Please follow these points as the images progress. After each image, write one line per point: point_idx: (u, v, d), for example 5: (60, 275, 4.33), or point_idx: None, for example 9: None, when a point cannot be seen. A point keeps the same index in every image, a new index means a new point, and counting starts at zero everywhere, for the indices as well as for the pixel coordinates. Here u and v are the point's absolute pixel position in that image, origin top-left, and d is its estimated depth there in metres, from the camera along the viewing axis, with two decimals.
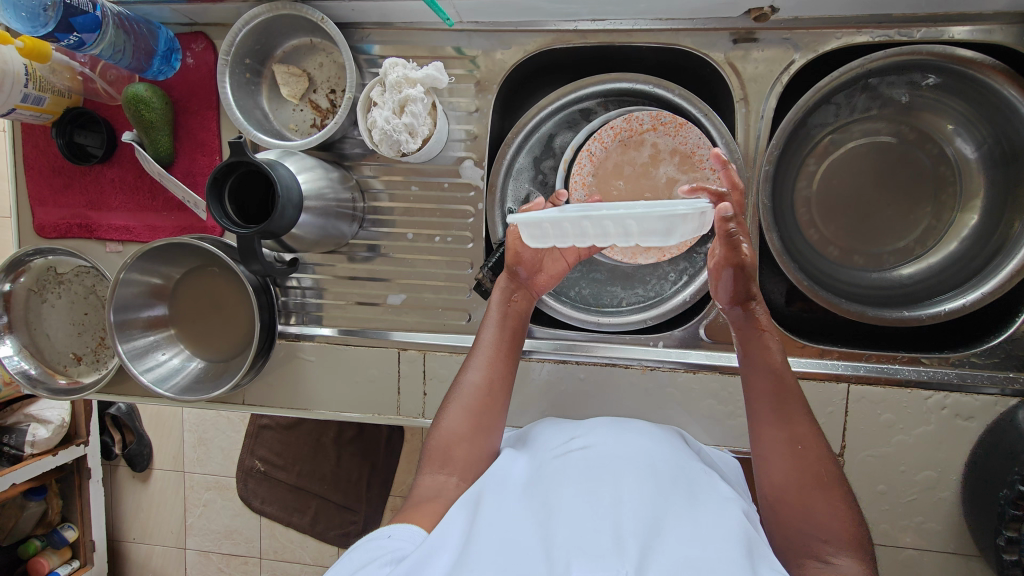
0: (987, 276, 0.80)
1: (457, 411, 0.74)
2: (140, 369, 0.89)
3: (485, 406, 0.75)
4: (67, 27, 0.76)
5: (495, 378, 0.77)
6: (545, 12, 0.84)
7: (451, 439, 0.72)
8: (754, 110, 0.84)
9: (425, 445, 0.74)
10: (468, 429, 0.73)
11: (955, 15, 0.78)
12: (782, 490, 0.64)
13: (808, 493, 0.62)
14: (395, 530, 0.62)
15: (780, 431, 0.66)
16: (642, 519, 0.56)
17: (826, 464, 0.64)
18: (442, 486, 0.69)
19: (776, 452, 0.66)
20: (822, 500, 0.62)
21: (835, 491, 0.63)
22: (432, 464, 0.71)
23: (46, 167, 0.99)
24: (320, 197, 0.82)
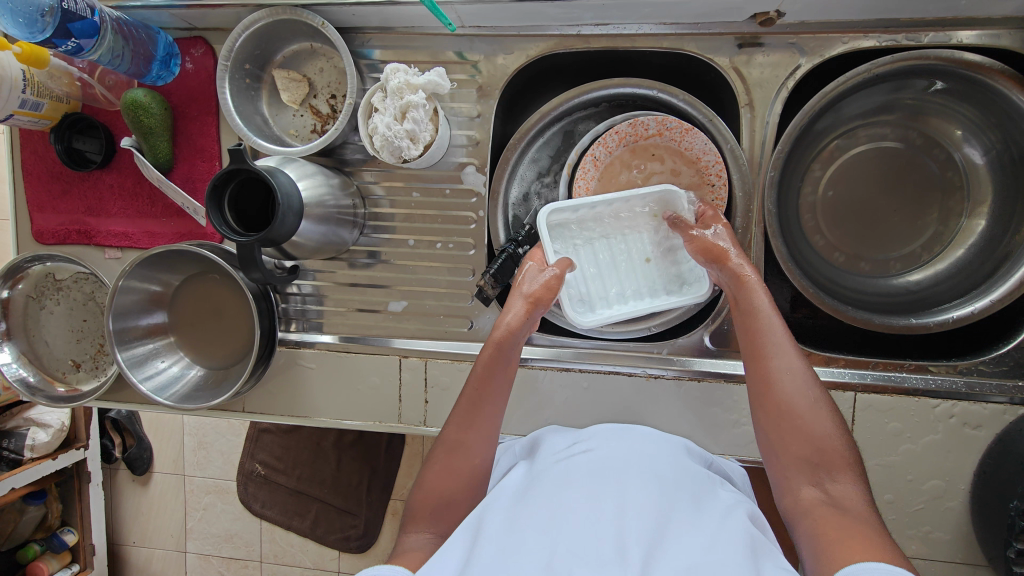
0: (995, 284, 0.79)
1: (437, 469, 0.70)
2: (140, 377, 0.88)
3: (465, 457, 0.71)
4: (65, 33, 0.75)
5: (477, 431, 0.72)
6: (549, 16, 0.83)
7: (441, 495, 0.68)
8: (760, 116, 0.83)
9: (407, 505, 0.70)
10: (450, 485, 0.69)
11: (964, 20, 0.77)
12: (774, 417, 0.65)
13: (800, 418, 0.63)
14: (381, 570, 0.58)
15: (769, 362, 0.67)
16: (646, 527, 0.55)
17: (814, 391, 0.65)
18: (426, 543, 0.65)
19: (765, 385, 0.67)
20: (816, 422, 0.63)
21: (826, 416, 0.64)
22: (416, 522, 0.68)
23: (45, 173, 0.98)
24: (321, 205, 0.81)
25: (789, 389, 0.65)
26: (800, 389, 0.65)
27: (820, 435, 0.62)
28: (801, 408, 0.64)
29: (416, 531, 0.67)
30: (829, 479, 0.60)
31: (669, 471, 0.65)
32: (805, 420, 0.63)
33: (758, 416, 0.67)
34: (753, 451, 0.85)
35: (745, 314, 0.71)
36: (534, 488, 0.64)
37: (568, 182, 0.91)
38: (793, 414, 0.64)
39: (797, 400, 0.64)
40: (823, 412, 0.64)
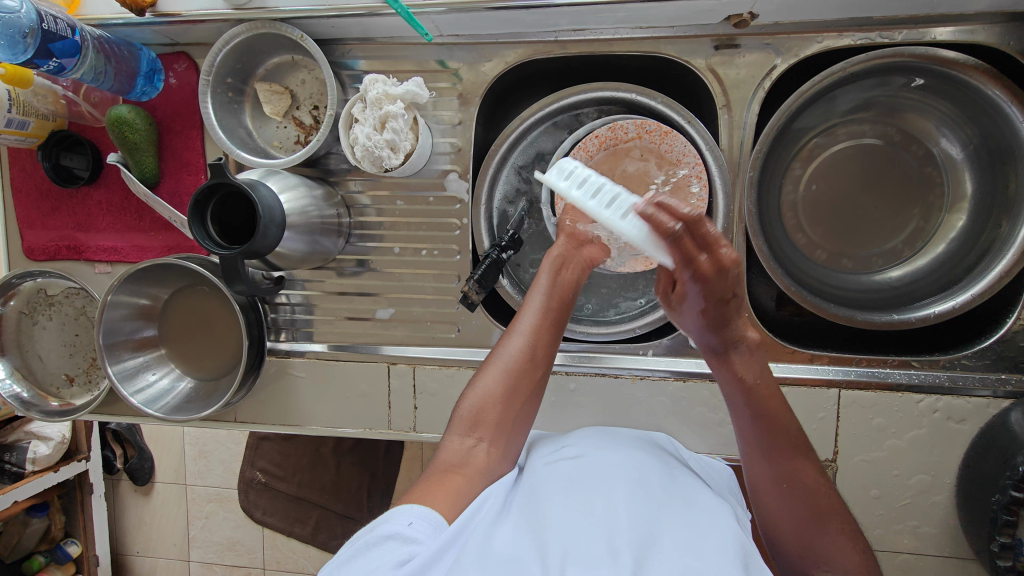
0: (976, 278, 0.80)
1: (493, 373, 0.73)
2: (131, 390, 0.89)
3: (524, 371, 0.73)
4: (47, 53, 0.75)
5: (539, 347, 0.75)
6: (526, 24, 0.84)
7: (487, 402, 0.71)
8: (737, 117, 0.84)
9: (455, 410, 0.72)
10: (503, 394, 0.71)
11: (937, 17, 0.77)
12: (781, 519, 0.66)
13: (805, 526, 0.64)
14: (413, 518, 0.57)
15: (766, 465, 0.66)
16: (635, 530, 0.55)
17: (819, 491, 0.65)
18: (467, 452, 0.68)
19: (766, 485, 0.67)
20: (823, 532, 0.63)
21: (835, 525, 0.63)
22: (460, 428, 0.70)
23: (34, 190, 0.99)
24: (303, 215, 0.82)
25: (792, 496, 0.65)
26: (803, 495, 0.64)
27: (830, 543, 0.63)
28: (805, 515, 0.64)
29: (453, 437, 0.69)
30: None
31: (656, 474, 0.65)
32: (815, 526, 0.64)
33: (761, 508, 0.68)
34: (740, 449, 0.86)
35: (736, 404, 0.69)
36: (525, 494, 0.64)
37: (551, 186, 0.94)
38: (798, 524, 0.64)
39: (802, 507, 0.64)
40: (829, 518, 0.64)
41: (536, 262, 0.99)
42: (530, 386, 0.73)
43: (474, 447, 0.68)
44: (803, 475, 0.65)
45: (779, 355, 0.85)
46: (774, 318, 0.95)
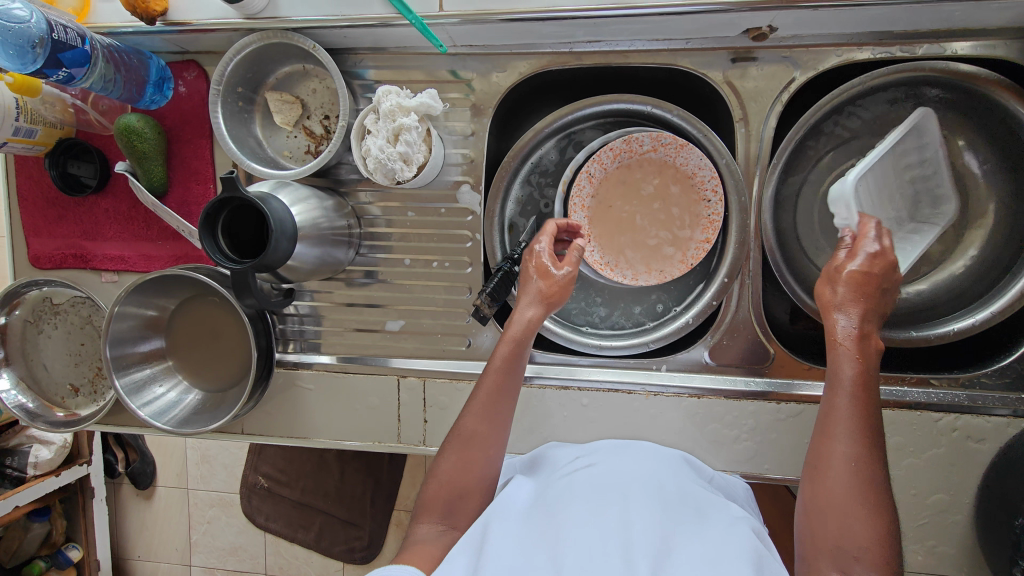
0: (997, 295, 0.80)
1: (453, 457, 0.69)
2: (139, 403, 0.87)
3: (482, 452, 0.70)
4: (56, 63, 0.74)
5: (492, 420, 0.71)
6: (540, 35, 0.82)
7: (453, 486, 0.68)
8: (755, 130, 0.83)
9: (420, 496, 0.70)
10: (461, 476, 0.69)
11: (958, 31, 0.76)
12: (825, 495, 0.59)
13: (852, 510, 0.57)
14: (391, 571, 0.58)
15: (839, 442, 0.60)
16: (650, 540, 0.54)
17: (877, 484, 0.58)
18: (438, 534, 0.66)
19: (815, 463, 0.61)
20: (864, 522, 0.56)
21: (873, 516, 0.57)
22: (431, 514, 0.68)
23: (41, 199, 0.98)
24: (315, 227, 0.81)
25: (852, 477, 0.58)
26: (864, 478, 0.58)
27: (866, 532, 0.56)
28: (854, 502, 0.57)
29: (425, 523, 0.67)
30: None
31: (668, 488, 0.64)
32: (856, 516, 0.57)
33: (805, 489, 0.62)
34: (754, 466, 0.84)
35: (834, 373, 0.64)
36: (541, 504, 0.64)
37: (565, 199, 0.91)
38: (847, 506, 0.57)
39: (856, 492, 0.58)
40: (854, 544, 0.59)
41: None
42: (489, 465, 0.70)
43: (443, 532, 0.67)
44: (870, 460, 0.59)
45: (795, 371, 0.86)
46: (789, 331, 0.95)
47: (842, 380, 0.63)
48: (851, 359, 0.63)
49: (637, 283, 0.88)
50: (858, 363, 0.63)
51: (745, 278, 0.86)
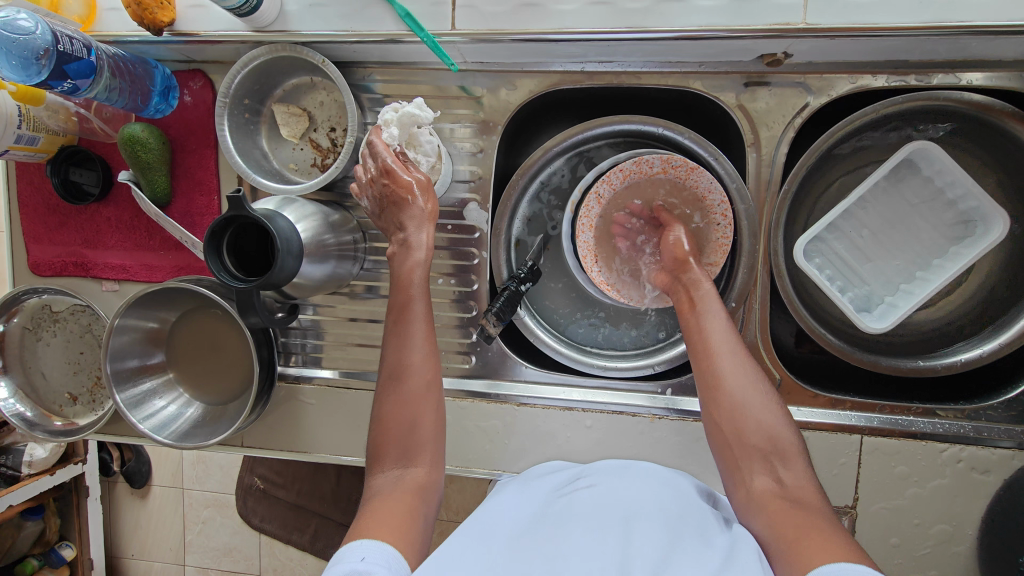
0: (1005, 327, 0.79)
1: (397, 396, 0.70)
2: (139, 417, 0.86)
3: (427, 386, 0.71)
4: (61, 74, 0.73)
5: (421, 357, 0.71)
6: (551, 54, 0.81)
7: (406, 427, 0.69)
8: (766, 155, 0.82)
9: (371, 441, 0.71)
10: (412, 415, 0.69)
11: (974, 61, 0.75)
12: (737, 426, 0.67)
13: (757, 421, 0.67)
14: (370, 552, 0.55)
15: (731, 369, 0.70)
16: (650, 556, 0.54)
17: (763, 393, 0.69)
18: (397, 478, 0.67)
19: (714, 376, 0.70)
20: (770, 416, 0.68)
21: (776, 412, 0.68)
22: (388, 460, 0.68)
23: (42, 205, 0.97)
24: (320, 244, 0.80)
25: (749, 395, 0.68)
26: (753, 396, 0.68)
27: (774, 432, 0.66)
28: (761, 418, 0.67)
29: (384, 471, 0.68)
30: (784, 467, 0.64)
31: (670, 509, 0.64)
32: (752, 422, 0.67)
33: (706, 406, 0.70)
34: None
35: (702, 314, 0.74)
36: (541, 520, 0.63)
37: (573, 219, 0.90)
38: (753, 421, 0.67)
39: (754, 401, 0.68)
40: None
41: (550, 292, 0.98)
42: (424, 396, 0.70)
43: (401, 474, 0.67)
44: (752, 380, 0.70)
45: (802, 399, 0.84)
46: (794, 355, 0.94)
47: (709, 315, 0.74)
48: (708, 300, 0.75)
49: (644, 304, 0.88)
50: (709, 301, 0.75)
51: (752, 302, 0.85)
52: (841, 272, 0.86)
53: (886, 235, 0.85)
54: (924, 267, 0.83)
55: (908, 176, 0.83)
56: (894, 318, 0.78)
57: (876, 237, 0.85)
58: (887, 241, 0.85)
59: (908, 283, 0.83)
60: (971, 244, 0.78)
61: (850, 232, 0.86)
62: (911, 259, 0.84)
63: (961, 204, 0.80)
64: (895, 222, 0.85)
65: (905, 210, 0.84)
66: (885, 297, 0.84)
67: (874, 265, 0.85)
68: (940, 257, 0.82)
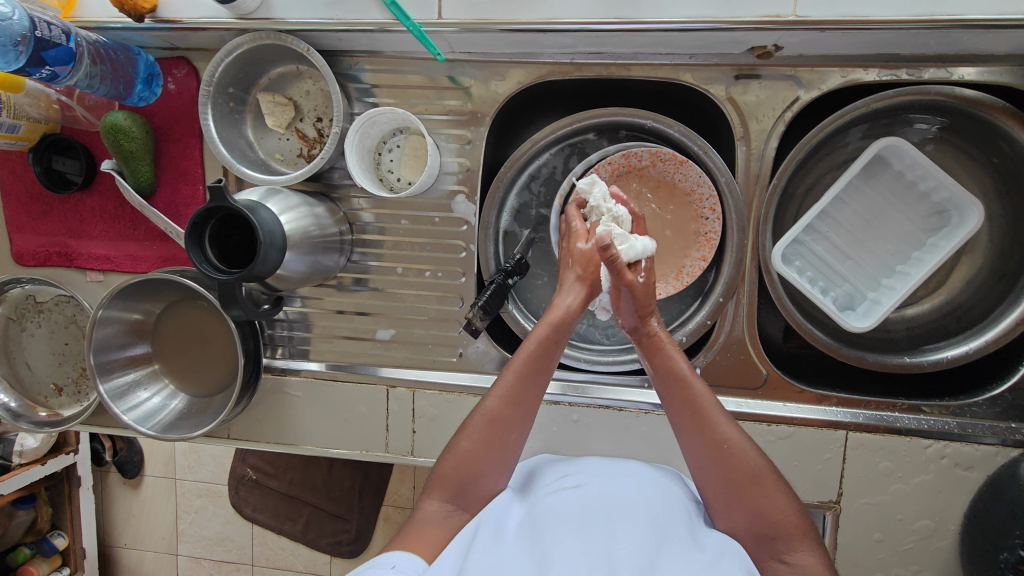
0: (992, 324, 0.79)
1: (472, 434, 0.69)
2: (124, 408, 0.86)
3: (506, 430, 0.68)
4: (39, 61, 0.72)
5: (523, 394, 0.69)
6: (540, 44, 0.80)
7: (471, 468, 0.67)
8: (756, 149, 0.82)
9: (436, 468, 0.70)
10: (485, 452, 0.68)
11: (966, 56, 0.74)
12: (723, 497, 0.65)
13: (746, 497, 0.63)
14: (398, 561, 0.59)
15: (700, 435, 0.66)
16: (639, 565, 0.54)
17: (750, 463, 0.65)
18: (444, 516, 0.67)
19: (714, 448, 0.65)
20: (762, 497, 0.63)
21: (774, 488, 0.64)
22: (443, 492, 0.67)
23: (24, 194, 0.95)
24: (305, 236, 0.80)
25: (724, 467, 0.65)
26: (734, 465, 0.64)
27: (770, 511, 0.63)
28: (750, 492, 0.63)
29: (430, 500, 0.68)
30: (789, 550, 0.61)
31: (660, 511, 0.64)
32: (750, 493, 0.64)
33: (693, 465, 0.67)
34: None
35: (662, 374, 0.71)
36: (530, 523, 0.62)
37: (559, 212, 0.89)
38: (737, 495, 0.64)
39: (739, 477, 0.64)
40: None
41: (539, 287, 0.97)
42: (506, 440, 0.68)
43: (450, 510, 0.67)
44: (737, 450, 0.65)
45: (787, 394, 0.84)
46: (781, 350, 0.94)
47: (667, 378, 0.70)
48: (674, 356, 0.71)
49: None
50: (670, 361, 0.71)
51: (740, 297, 0.84)
52: (821, 272, 0.86)
53: (864, 235, 0.84)
54: (902, 260, 0.82)
55: (880, 172, 0.83)
56: (877, 317, 0.78)
57: (854, 235, 0.85)
58: (865, 239, 0.84)
59: (888, 278, 0.83)
60: (947, 235, 0.78)
61: (828, 233, 0.86)
62: (891, 255, 0.83)
63: (933, 195, 0.80)
64: (872, 219, 0.84)
65: (882, 207, 0.83)
66: (867, 294, 0.84)
67: (853, 264, 0.85)
68: (917, 250, 0.81)
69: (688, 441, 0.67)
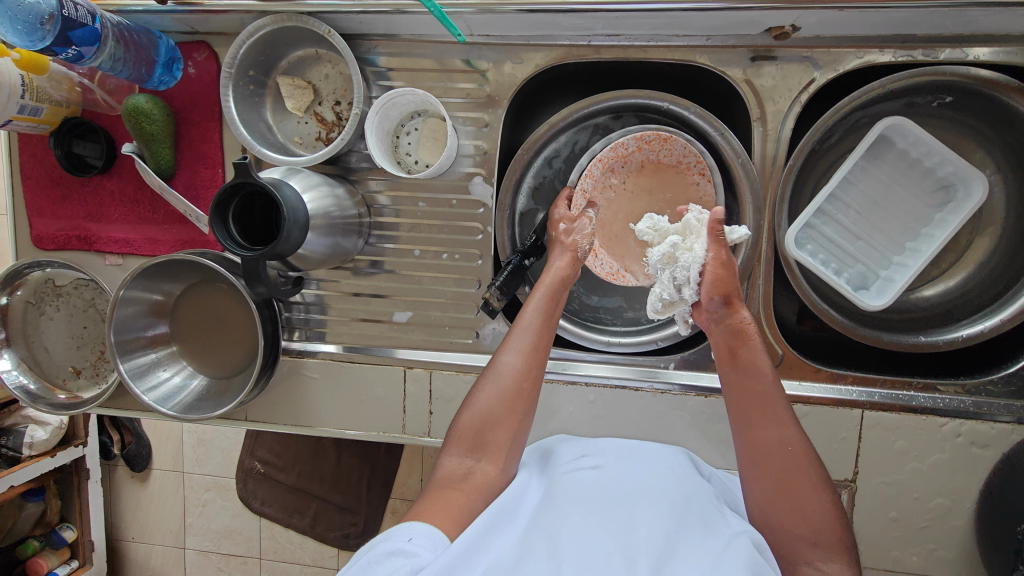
0: (1009, 301, 0.79)
1: (490, 389, 0.70)
2: (143, 388, 0.87)
3: (520, 387, 0.71)
4: (66, 41, 0.72)
5: (531, 362, 0.72)
6: (557, 27, 0.81)
7: (487, 420, 0.69)
8: (771, 130, 0.82)
9: (454, 423, 0.71)
10: (500, 410, 0.70)
11: (981, 37, 0.75)
12: (769, 494, 0.65)
13: (795, 498, 0.64)
14: (417, 534, 0.57)
15: (768, 433, 0.66)
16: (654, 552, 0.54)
17: (813, 465, 0.65)
18: (466, 470, 0.67)
19: (768, 449, 0.66)
20: (813, 499, 0.63)
21: (823, 494, 0.64)
22: (461, 445, 0.69)
23: (44, 177, 0.96)
24: (326, 216, 0.80)
25: (783, 465, 0.65)
26: (795, 464, 0.65)
27: (819, 513, 0.63)
28: (802, 490, 0.64)
29: (450, 455, 0.68)
30: (823, 559, 0.61)
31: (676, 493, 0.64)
32: (798, 501, 0.63)
33: (750, 460, 0.67)
34: None
35: (741, 369, 0.70)
36: (549, 502, 0.63)
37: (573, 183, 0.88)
38: (787, 498, 0.64)
39: (798, 476, 0.64)
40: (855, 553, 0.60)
41: None
42: (519, 397, 0.71)
43: (468, 461, 0.68)
44: (800, 451, 0.65)
45: (803, 373, 0.85)
46: (795, 332, 0.95)
47: (749, 376, 0.69)
48: (761, 351, 0.70)
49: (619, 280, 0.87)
50: (756, 359, 0.70)
51: (755, 278, 0.85)
52: (833, 254, 0.85)
53: (874, 216, 0.85)
54: (913, 237, 0.83)
55: (885, 151, 0.84)
56: (891, 295, 0.78)
57: (863, 215, 0.85)
58: (875, 219, 0.85)
59: (901, 255, 0.83)
60: (955, 210, 0.79)
61: (837, 215, 0.86)
62: (900, 233, 0.84)
63: (939, 170, 0.80)
64: (880, 199, 0.85)
65: (890, 186, 0.84)
66: (880, 273, 0.84)
67: (864, 244, 0.85)
68: (926, 227, 0.82)
69: (750, 439, 0.67)
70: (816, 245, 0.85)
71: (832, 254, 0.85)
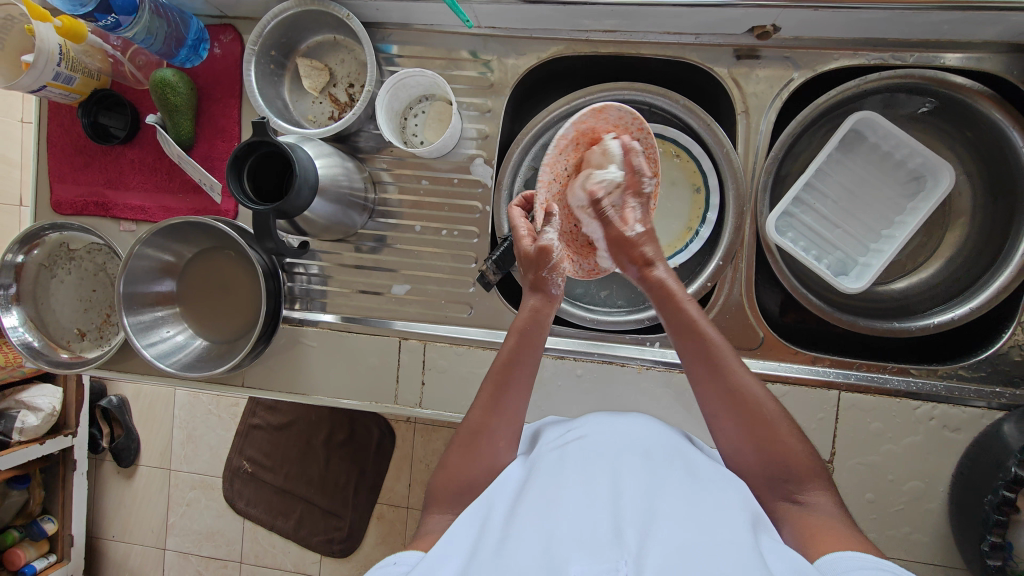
0: (980, 290, 0.84)
1: (460, 451, 0.68)
2: (145, 343, 0.90)
3: (489, 440, 0.68)
4: (107, 8, 0.80)
5: (498, 410, 0.69)
6: (559, 21, 0.88)
7: (462, 481, 0.67)
8: (754, 122, 0.88)
9: (430, 482, 0.69)
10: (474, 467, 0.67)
11: (948, 43, 0.82)
12: (735, 441, 0.65)
13: (761, 441, 0.64)
14: (401, 558, 0.58)
15: (716, 383, 0.66)
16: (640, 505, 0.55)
17: (770, 411, 0.64)
18: (448, 525, 0.65)
19: (730, 396, 0.65)
20: (779, 442, 0.63)
21: (789, 432, 0.64)
22: (441, 504, 0.67)
23: (69, 146, 1.02)
24: (335, 183, 0.85)
25: (741, 412, 0.64)
26: (751, 409, 0.64)
27: (788, 453, 0.63)
28: (763, 432, 0.64)
29: (438, 519, 0.66)
30: (802, 495, 0.62)
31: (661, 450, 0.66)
32: (765, 442, 0.64)
33: (712, 413, 0.66)
34: None
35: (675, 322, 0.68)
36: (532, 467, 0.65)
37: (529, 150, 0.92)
38: (754, 442, 0.64)
39: (757, 419, 0.64)
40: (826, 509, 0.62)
41: None
42: (491, 450, 0.68)
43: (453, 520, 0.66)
44: (756, 398, 0.65)
45: (782, 354, 0.88)
46: (778, 322, 0.98)
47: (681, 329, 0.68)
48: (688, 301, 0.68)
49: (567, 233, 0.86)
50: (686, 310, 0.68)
51: (739, 262, 0.89)
52: (814, 242, 0.90)
53: (850, 204, 0.90)
54: (887, 225, 0.88)
55: (858, 145, 0.90)
56: (867, 279, 0.83)
57: (840, 205, 0.91)
58: (850, 208, 0.90)
59: (876, 242, 0.88)
60: (925, 198, 0.85)
61: (816, 205, 0.91)
62: (875, 221, 0.89)
63: (909, 162, 0.86)
64: (855, 190, 0.90)
65: (864, 177, 0.90)
66: (857, 259, 0.89)
67: (842, 231, 0.90)
68: (900, 214, 0.87)
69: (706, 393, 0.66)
70: (796, 230, 0.91)
71: (813, 238, 0.91)
